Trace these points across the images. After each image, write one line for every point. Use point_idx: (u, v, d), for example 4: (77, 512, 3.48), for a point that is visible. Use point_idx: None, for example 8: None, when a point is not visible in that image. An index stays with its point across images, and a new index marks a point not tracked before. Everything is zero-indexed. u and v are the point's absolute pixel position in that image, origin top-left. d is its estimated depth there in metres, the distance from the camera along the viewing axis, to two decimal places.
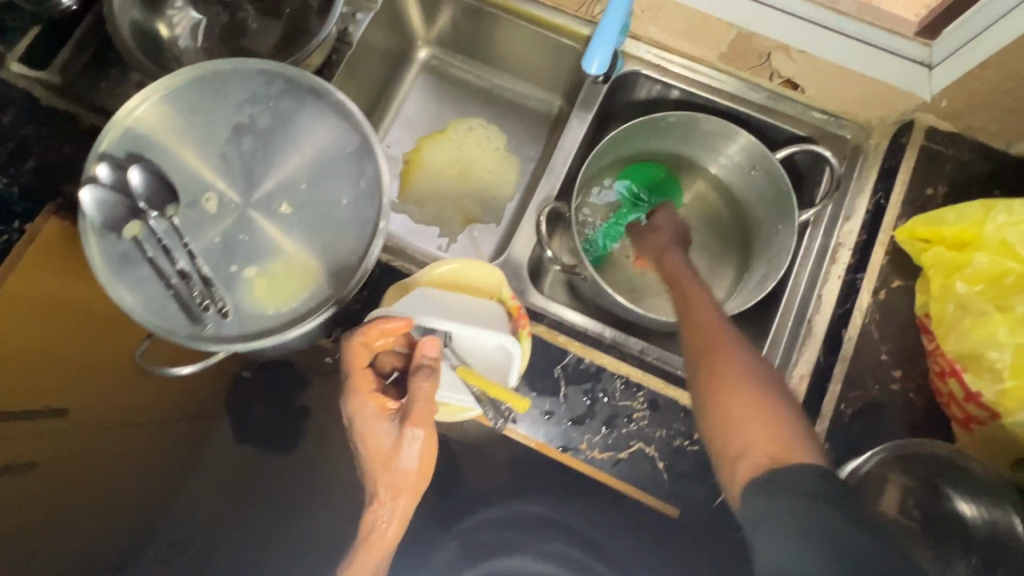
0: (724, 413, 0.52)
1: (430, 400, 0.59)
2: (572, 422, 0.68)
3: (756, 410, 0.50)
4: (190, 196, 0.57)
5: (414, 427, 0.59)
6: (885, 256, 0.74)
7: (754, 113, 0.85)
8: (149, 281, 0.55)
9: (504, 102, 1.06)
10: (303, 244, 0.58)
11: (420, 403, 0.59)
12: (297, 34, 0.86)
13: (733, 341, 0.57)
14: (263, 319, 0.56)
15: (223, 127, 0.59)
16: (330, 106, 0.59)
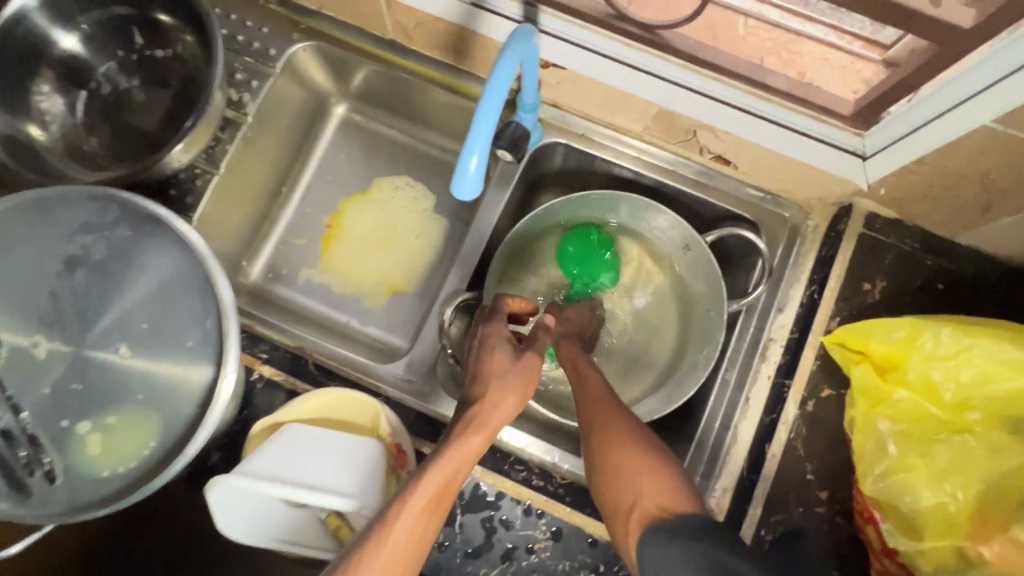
0: (610, 475, 0.51)
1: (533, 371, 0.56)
2: (468, 554, 0.63)
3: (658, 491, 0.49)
4: (15, 342, 0.51)
5: (479, 432, 0.50)
6: (816, 360, 0.67)
7: (685, 188, 0.78)
8: None
9: (431, 158, 0.98)
10: (144, 393, 0.52)
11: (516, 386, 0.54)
12: (187, 106, 0.78)
13: (617, 407, 0.56)
14: (97, 482, 0.50)
15: (52, 259, 0.52)
16: (172, 235, 0.52)
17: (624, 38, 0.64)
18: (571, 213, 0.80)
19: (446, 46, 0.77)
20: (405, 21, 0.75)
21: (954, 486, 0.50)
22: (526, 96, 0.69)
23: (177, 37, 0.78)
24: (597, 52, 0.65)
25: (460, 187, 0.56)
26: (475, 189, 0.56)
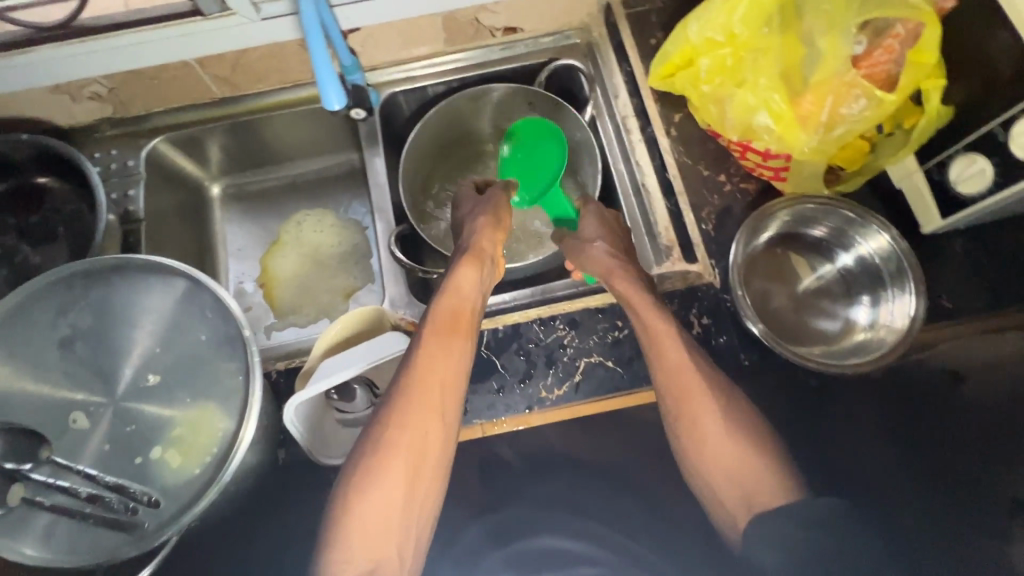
0: (651, 348, 0.68)
1: (495, 232, 0.79)
2: (523, 382, 0.72)
3: (751, 472, 0.62)
4: (58, 428, 0.56)
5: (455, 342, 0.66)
6: (658, 104, 0.87)
7: (501, 66, 0.95)
8: (73, 526, 0.53)
9: (313, 183, 1.09)
10: (189, 396, 0.58)
11: (491, 249, 0.77)
12: (80, 239, 0.83)
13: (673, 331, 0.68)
14: (191, 482, 0.55)
15: (49, 350, 0.58)
16: (137, 272, 0.60)
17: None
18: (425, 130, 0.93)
19: (265, 74, 0.91)
20: (221, 72, 0.88)
21: (765, 82, 0.68)
22: (343, 58, 0.82)
23: (46, 188, 0.84)
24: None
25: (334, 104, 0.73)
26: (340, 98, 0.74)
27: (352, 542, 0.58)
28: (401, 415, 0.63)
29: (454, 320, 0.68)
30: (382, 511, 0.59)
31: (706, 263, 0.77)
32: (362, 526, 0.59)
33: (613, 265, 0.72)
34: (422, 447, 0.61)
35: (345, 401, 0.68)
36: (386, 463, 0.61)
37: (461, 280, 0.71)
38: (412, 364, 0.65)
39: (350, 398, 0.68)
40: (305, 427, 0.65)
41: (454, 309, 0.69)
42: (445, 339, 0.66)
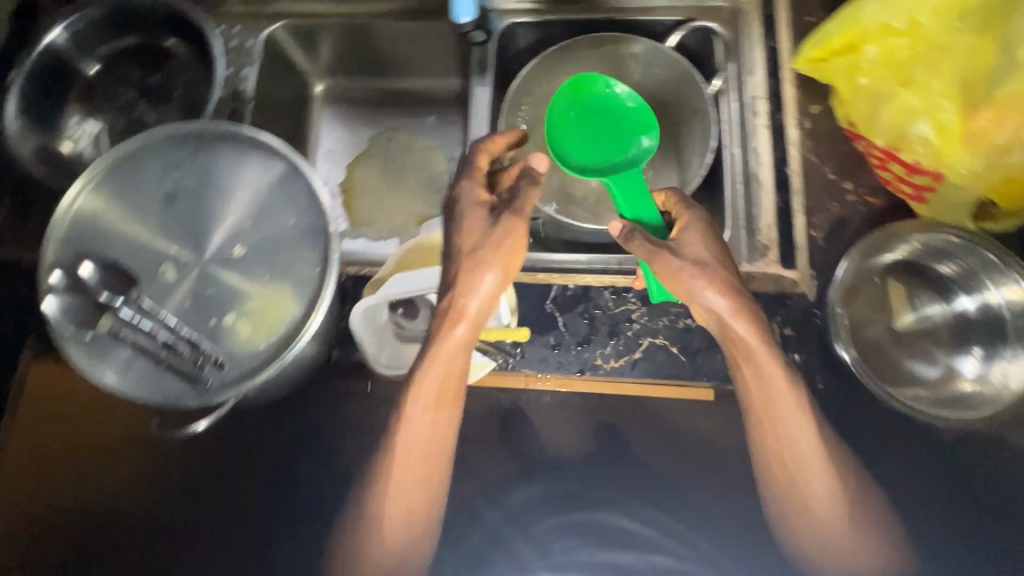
0: (756, 412, 0.62)
1: (504, 243, 0.61)
2: (580, 345, 0.70)
3: (853, 533, 0.61)
4: (150, 275, 0.59)
5: (459, 326, 0.61)
6: (795, 90, 0.80)
7: (633, 16, 0.88)
8: (147, 365, 0.57)
9: (411, 102, 1.07)
10: (268, 274, 0.60)
11: (506, 244, 0.61)
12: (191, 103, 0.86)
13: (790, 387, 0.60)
14: (256, 354, 0.58)
15: (153, 200, 0.61)
16: (244, 146, 0.62)
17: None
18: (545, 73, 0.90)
19: None
20: None
21: (937, 86, 0.61)
22: None
23: (166, 46, 0.87)
24: None
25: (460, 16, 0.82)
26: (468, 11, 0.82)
27: (393, 521, 0.63)
28: (427, 416, 0.62)
29: (462, 332, 0.61)
30: (411, 498, 0.63)
31: (805, 272, 0.71)
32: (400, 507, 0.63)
33: (714, 302, 0.60)
34: (445, 444, 0.63)
35: (410, 319, 0.69)
36: (411, 456, 0.63)
37: (464, 288, 0.61)
38: (431, 363, 0.61)
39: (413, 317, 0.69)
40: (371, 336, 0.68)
41: (462, 324, 0.60)
42: (454, 341, 0.61)
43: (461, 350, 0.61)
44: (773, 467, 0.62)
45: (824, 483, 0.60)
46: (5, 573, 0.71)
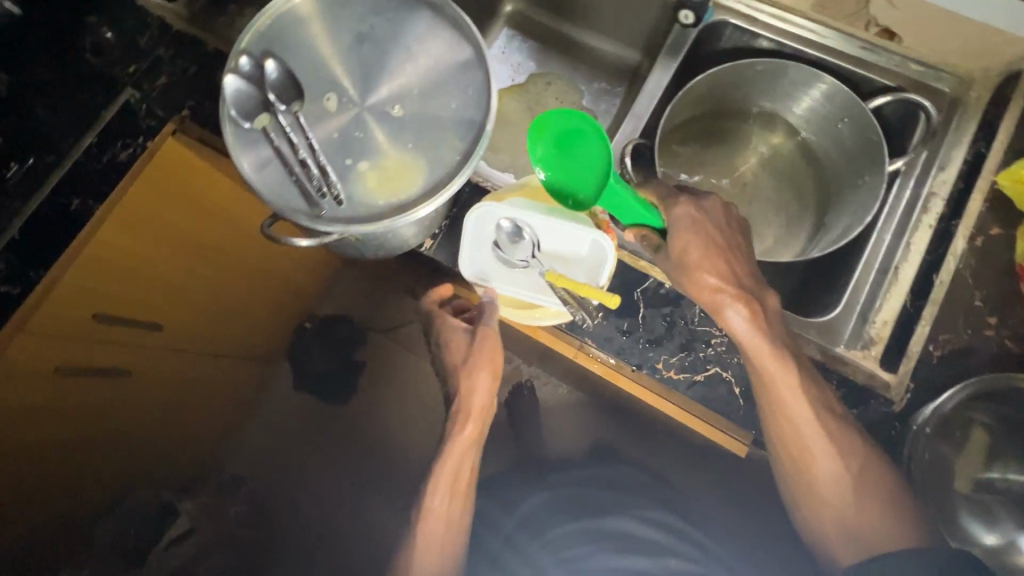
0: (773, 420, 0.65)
1: (488, 339, 0.77)
2: (649, 342, 0.70)
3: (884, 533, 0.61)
4: (314, 97, 0.62)
5: (478, 372, 0.78)
6: (983, 204, 0.74)
7: (847, 64, 0.83)
8: (279, 174, 0.61)
9: (584, 57, 1.07)
10: (412, 143, 0.62)
11: (484, 348, 0.77)
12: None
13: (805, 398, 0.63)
14: (372, 208, 0.61)
15: (346, 34, 0.64)
16: (443, 22, 0.64)
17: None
18: (719, 78, 0.84)
19: None
20: None
21: None
22: None
23: None
24: None
25: None
26: None
27: (444, 478, 0.77)
28: (465, 407, 0.78)
29: (490, 356, 0.78)
30: (460, 467, 0.78)
31: (900, 379, 0.69)
32: (456, 471, 0.78)
33: (721, 310, 0.63)
34: (482, 415, 0.79)
35: (512, 244, 0.71)
36: (462, 426, 0.78)
37: (455, 331, 0.81)
38: (469, 368, 0.78)
39: (513, 240, 0.70)
40: (474, 243, 0.71)
41: (468, 422, 0.78)
42: (468, 365, 0.78)
43: (468, 448, 0.78)
44: (784, 456, 0.66)
45: (834, 473, 0.64)
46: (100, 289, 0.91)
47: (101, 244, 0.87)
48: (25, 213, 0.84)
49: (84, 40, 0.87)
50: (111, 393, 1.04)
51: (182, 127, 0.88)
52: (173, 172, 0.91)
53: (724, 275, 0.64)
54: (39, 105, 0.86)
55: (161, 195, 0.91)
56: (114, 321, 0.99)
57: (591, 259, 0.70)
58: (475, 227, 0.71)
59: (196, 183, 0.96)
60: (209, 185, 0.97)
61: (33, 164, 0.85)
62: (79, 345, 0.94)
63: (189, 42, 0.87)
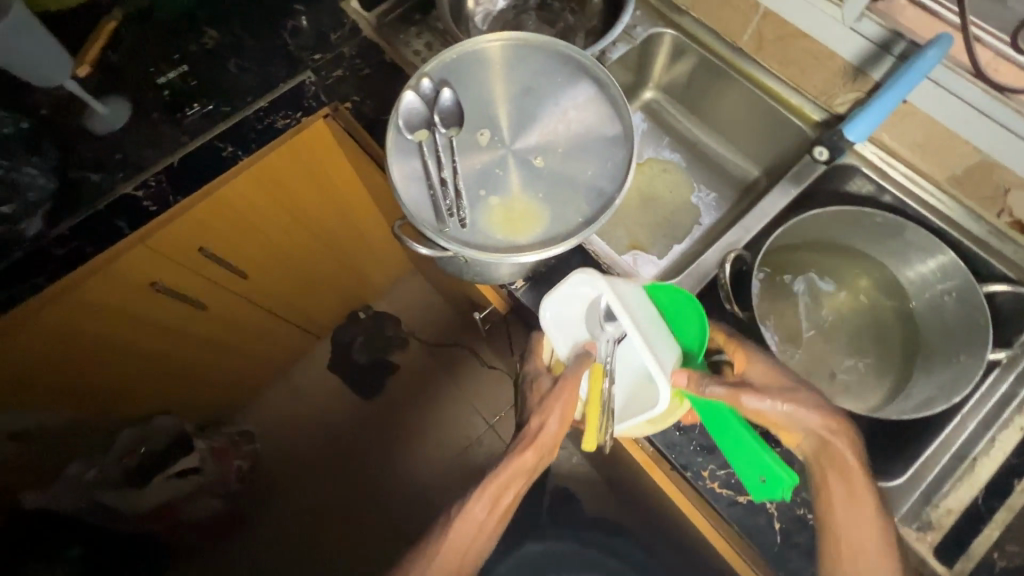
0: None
1: (570, 390, 0.72)
2: (701, 447, 0.71)
3: None
4: (470, 129, 0.69)
5: (552, 419, 0.74)
6: None
7: (968, 242, 0.83)
8: (420, 187, 0.67)
9: (704, 158, 1.11)
10: (543, 194, 0.67)
11: (563, 400, 0.73)
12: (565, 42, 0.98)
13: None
14: (490, 239, 0.65)
15: (515, 84, 0.71)
16: (603, 97, 0.70)
17: (1015, 107, 0.71)
18: (835, 217, 0.86)
19: (796, 64, 0.91)
20: (769, 33, 0.91)
21: None
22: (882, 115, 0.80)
23: None
24: (950, 92, 0.75)
25: (848, 134, 0.83)
26: (861, 135, 0.82)
27: (489, 493, 0.77)
28: (528, 442, 0.76)
29: (565, 407, 0.73)
30: (503, 493, 0.77)
31: None
32: (495, 495, 0.77)
33: (806, 433, 0.64)
34: (544, 452, 0.76)
35: (599, 319, 0.68)
36: (520, 452, 0.76)
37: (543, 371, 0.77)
38: (545, 408, 0.74)
39: (607, 319, 0.67)
40: (571, 288, 0.68)
41: (529, 451, 0.76)
42: (544, 403, 0.74)
43: (521, 473, 0.77)
44: None
45: None
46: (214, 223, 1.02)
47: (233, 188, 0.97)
48: (188, 148, 0.92)
49: (286, 23, 0.99)
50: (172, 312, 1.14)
51: (333, 114, 0.98)
52: (310, 145, 1.02)
53: (827, 409, 0.63)
54: (230, 63, 0.96)
55: (292, 162, 1.02)
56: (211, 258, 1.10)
57: (641, 395, 0.67)
58: (580, 283, 0.67)
59: (320, 159, 1.07)
60: (329, 161, 1.09)
61: (210, 110, 0.93)
62: (179, 270, 1.06)
63: (372, 49, 0.98)
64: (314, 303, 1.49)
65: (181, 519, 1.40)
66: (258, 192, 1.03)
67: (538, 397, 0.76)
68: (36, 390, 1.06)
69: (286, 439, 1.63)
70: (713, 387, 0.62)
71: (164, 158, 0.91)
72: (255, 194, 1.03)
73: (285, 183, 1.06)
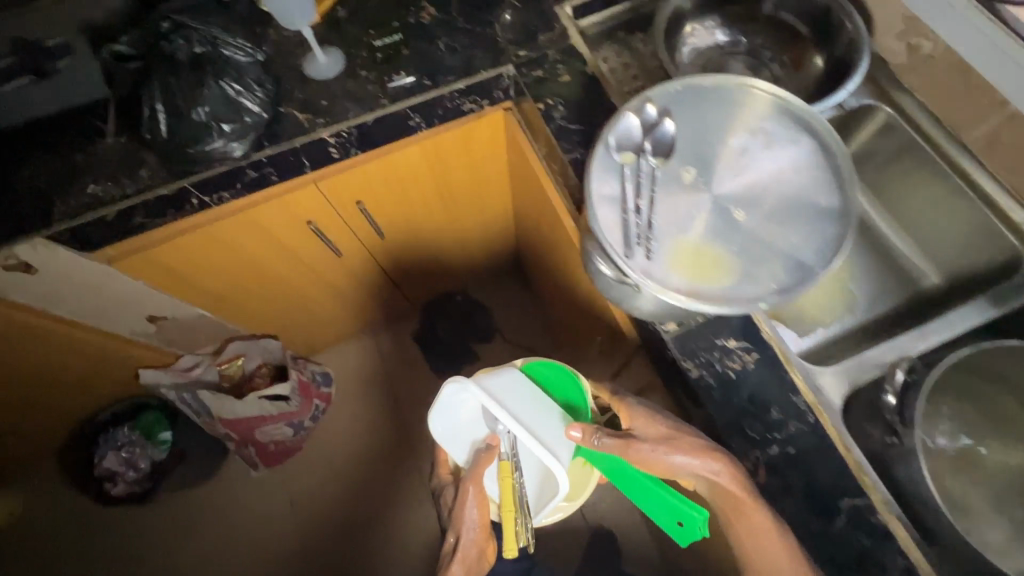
0: None
1: (479, 499, 0.87)
2: (830, 560, 0.64)
3: None
4: (677, 164, 0.68)
5: (468, 522, 0.87)
6: None
7: None
8: (614, 211, 0.66)
9: (877, 245, 1.03)
10: (736, 247, 0.64)
11: (474, 511, 0.87)
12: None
13: None
14: (671, 277, 0.63)
15: (734, 130, 0.68)
16: (825, 166, 0.66)
17: None
18: None
19: None
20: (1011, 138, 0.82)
21: None
22: None
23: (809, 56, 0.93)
24: None
25: None
26: None
27: None
28: (453, 553, 0.88)
29: (478, 514, 0.87)
30: None
31: None
32: None
33: (690, 465, 0.67)
34: (468, 560, 0.88)
35: (490, 422, 0.88)
36: (448, 568, 0.86)
37: (450, 492, 0.94)
38: (459, 517, 0.88)
39: (497, 422, 0.87)
40: (449, 405, 0.89)
41: (455, 562, 0.87)
42: (460, 518, 0.88)
43: None
44: None
45: None
46: (379, 177, 1.10)
47: (406, 152, 1.06)
48: (383, 111, 0.95)
49: (499, 13, 1.00)
50: (309, 246, 1.22)
51: (513, 108, 1.04)
52: (481, 133, 1.09)
53: (712, 446, 0.68)
54: (439, 41, 0.98)
55: (461, 143, 1.10)
56: (361, 209, 1.18)
57: (551, 484, 0.85)
58: (449, 389, 0.89)
59: (483, 147, 1.14)
60: (491, 153, 1.17)
61: (412, 82, 0.96)
62: (334, 216, 1.16)
63: (575, 57, 0.95)
64: (429, 274, 1.56)
65: (253, 437, 1.49)
66: (422, 161, 1.11)
67: (449, 514, 0.92)
68: (188, 286, 1.18)
69: (360, 397, 1.69)
70: (604, 438, 0.74)
71: (361, 114, 0.94)
72: (419, 162, 1.11)
73: (448, 160, 1.13)
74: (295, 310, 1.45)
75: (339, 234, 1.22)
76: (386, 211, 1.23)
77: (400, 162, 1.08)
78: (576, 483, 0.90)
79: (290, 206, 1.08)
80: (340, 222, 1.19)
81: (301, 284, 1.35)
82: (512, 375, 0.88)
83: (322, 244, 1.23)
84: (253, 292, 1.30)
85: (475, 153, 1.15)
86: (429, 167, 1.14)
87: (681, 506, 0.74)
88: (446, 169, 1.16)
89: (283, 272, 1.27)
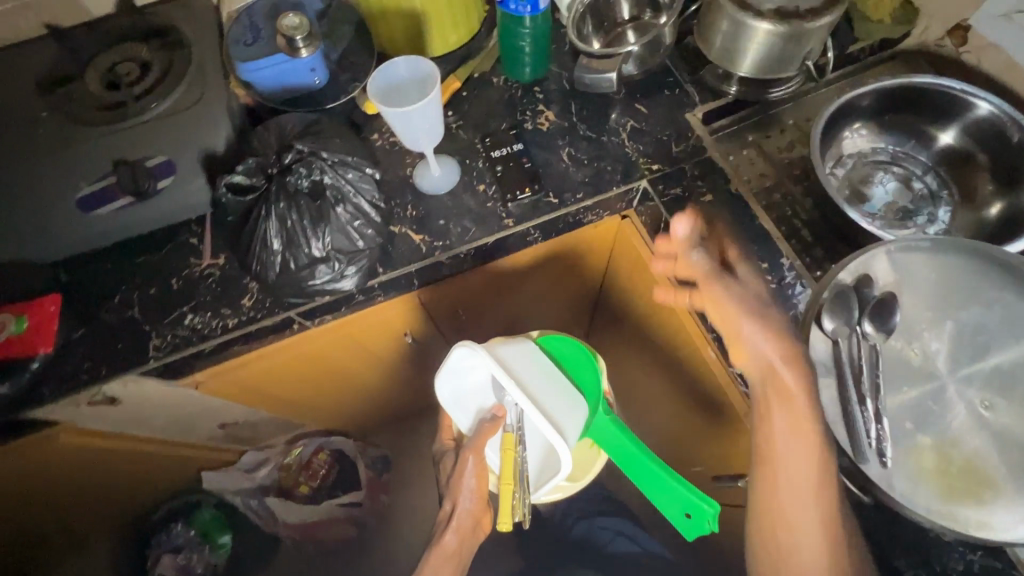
0: None
1: (477, 468, 0.87)
2: None
3: None
4: (899, 345, 0.62)
5: (461, 496, 0.89)
6: None
7: None
8: (832, 400, 0.62)
9: None
10: (990, 448, 0.57)
11: (473, 481, 0.88)
12: (910, 218, 0.87)
13: None
14: (918, 491, 0.58)
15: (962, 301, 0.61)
16: None
17: None
18: None
19: None
20: None
21: None
22: None
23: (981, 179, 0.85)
24: None
25: None
26: None
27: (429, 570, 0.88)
28: (452, 520, 0.90)
29: (477, 480, 0.89)
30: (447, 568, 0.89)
31: None
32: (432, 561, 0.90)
33: (766, 350, 0.63)
34: (465, 530, 0.91)
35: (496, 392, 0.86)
36: (444, 536, 0.90)
37: (449, 455, 0.96)
38: (455, 482, 0.90)
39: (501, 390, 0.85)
40: (452, 371, 0.86)
41: (451, 532, 0.90)
42: (456, 485, 0.90)
43: (447, 560, 0.89)
44: None
45: None
46: (476, 288, 1.00)
47: (510, 264, 0.95)
48: (507, 233, 0.87)
49: (625, 119, 0.93)
50: (394, 351, 1.13)
51: (631, 217, 0.92)
52: (593, 239, 0.97)
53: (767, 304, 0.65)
54: (563, 152, 0.91)
55: (569, 251, 0.98)
56: (454, 315, 1.07)
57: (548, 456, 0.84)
58: (456, 356, 0.84)
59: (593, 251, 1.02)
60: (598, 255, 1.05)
61: (537, 198, 0.88)
62: (427, 325, 1.07)
63: (716, 171, 0.88)
64: None
65: (319, 535, 1.40)
66: (525, 268, 1.00)
67: (448, 480, 0.94)
68: (265, 399, 1.09)
69: (413, 483, 1.59)
70: (698, 255, 0.68)
71: (484, 236, 0.86)
72: (520, 271, 1.00)
73: (549, 266, 1.02)
74: (367, 403, 1.35)
75: (428, 339, 1.12)
76: (480, 315, 1.12)
77: (501, 273, 0.97)
78: (581, 465, 0.96)
79: (379, 324, 0.98)
80: (431, 330, 1.09)
81: (378, 382, 1.25)
82: (524, 346, 0.89)
83: (409, 348, 1.14)
84: (330, 394, 1.21)
85: (581, 257, 1.02)
86: (529, 274, 1.03)
87: (694, 500, 0.83)
88: (549, 274, 1.05)
89: (363, 374, 1.18)
